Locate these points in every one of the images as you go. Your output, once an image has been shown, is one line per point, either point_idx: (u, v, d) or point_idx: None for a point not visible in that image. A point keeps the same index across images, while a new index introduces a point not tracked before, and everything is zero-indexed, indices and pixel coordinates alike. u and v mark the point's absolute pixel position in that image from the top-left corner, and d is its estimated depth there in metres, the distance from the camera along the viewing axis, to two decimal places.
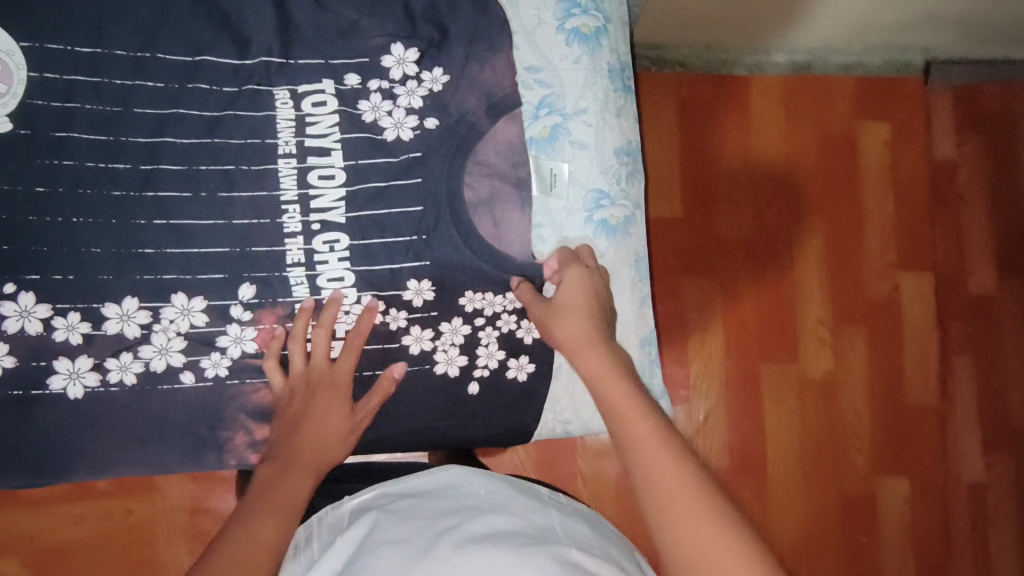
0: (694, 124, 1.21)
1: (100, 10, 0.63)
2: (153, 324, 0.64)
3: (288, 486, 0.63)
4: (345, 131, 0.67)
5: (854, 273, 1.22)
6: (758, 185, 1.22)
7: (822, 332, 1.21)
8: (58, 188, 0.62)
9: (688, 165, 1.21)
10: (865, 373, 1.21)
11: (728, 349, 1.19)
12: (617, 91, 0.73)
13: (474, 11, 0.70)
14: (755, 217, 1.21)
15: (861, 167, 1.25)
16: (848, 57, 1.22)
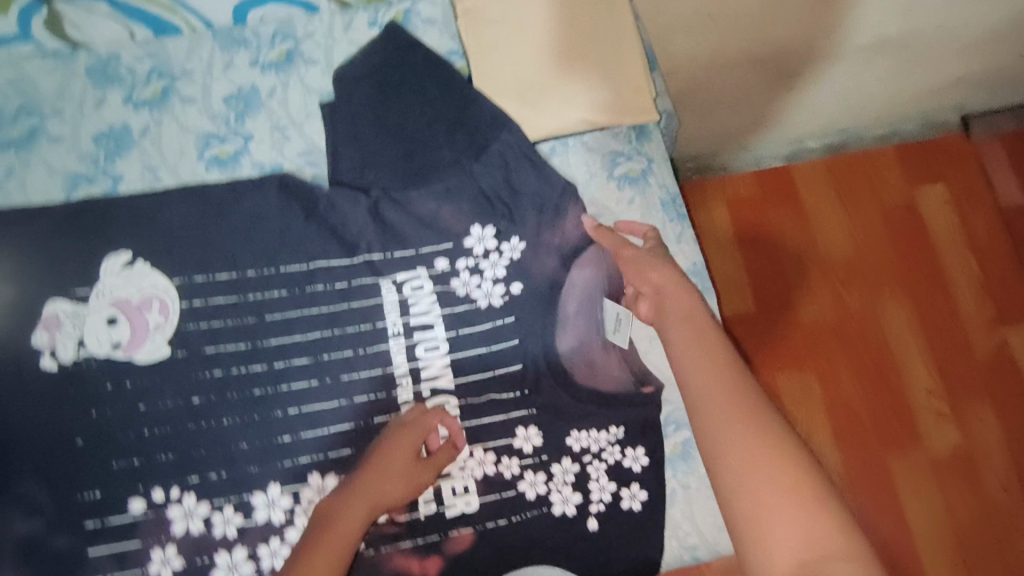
0: (751, 223, 1.30)
1: (235, 243, 0.77)
2: (295, 507, 0.70)
3: (348, 510, 0.66)
4: (444, 307, 0.76)
5: (954, 336, 1.23)
6: (829, 270, 1.27)
7: (937, 402, 1.19)
8: (210, 397, 0.72)
9: (753, 262, 1.28)
10: (1001, 437, 1.17)
11: (842, 435, 1.17)
12: (673, 221, 0.80)
13: (537, 178, 0.79)
14: (834, 301, 1.25)
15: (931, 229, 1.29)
16: (885, 130, 1.31)
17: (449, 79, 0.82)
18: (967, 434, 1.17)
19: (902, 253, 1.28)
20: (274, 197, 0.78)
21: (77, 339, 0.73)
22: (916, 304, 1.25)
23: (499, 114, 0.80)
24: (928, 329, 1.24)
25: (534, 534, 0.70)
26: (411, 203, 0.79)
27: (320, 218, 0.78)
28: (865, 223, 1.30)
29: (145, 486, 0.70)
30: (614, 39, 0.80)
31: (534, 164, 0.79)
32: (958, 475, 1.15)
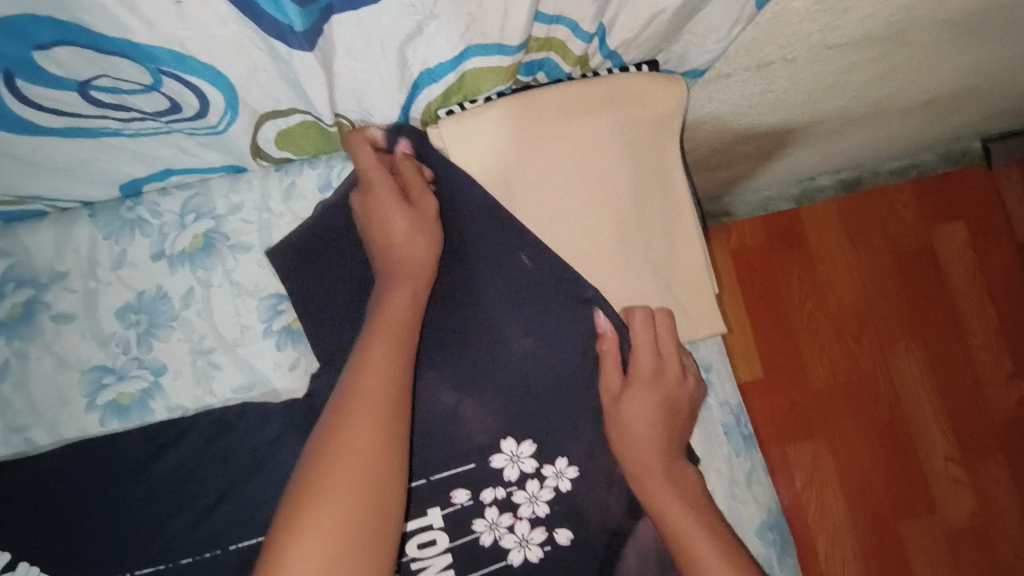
0: (758, 276, 1.25)
1: (155, 522, 0.57)
2: None
3: (315, 553, 0.43)
4: (461, 569, 0.59)
5: (968, 389, 1.20)
6: (841, 322, 1.23)
7: (950, 464, 1.17)
8: None
9: (759, 320, 1.23)
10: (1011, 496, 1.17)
11: (853, 503, 1.16)
12: (741, 455, 0.63)
13: (572, 404, 0.60)
14: (846, 356, 1.22)
15: (947, 268, 1.24)
16: (899, 165, 1.24)
17: (456, 246, 0.60)
18: (979, 495, 1.17)
19: (912, 297, 1.23)
20: (209, 448, 0.59)
21: None
22: (926, 355, 1.21)
23: (512, 317, 0.60)
24: (941, 381, 1.20)
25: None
26: (421, 412, 0.59)
27: (279, 481, 0.58)
28: (876, 266, 1.24)
29: None
30: (662, 220, 0.61)
31: (574, 377, 0.60)
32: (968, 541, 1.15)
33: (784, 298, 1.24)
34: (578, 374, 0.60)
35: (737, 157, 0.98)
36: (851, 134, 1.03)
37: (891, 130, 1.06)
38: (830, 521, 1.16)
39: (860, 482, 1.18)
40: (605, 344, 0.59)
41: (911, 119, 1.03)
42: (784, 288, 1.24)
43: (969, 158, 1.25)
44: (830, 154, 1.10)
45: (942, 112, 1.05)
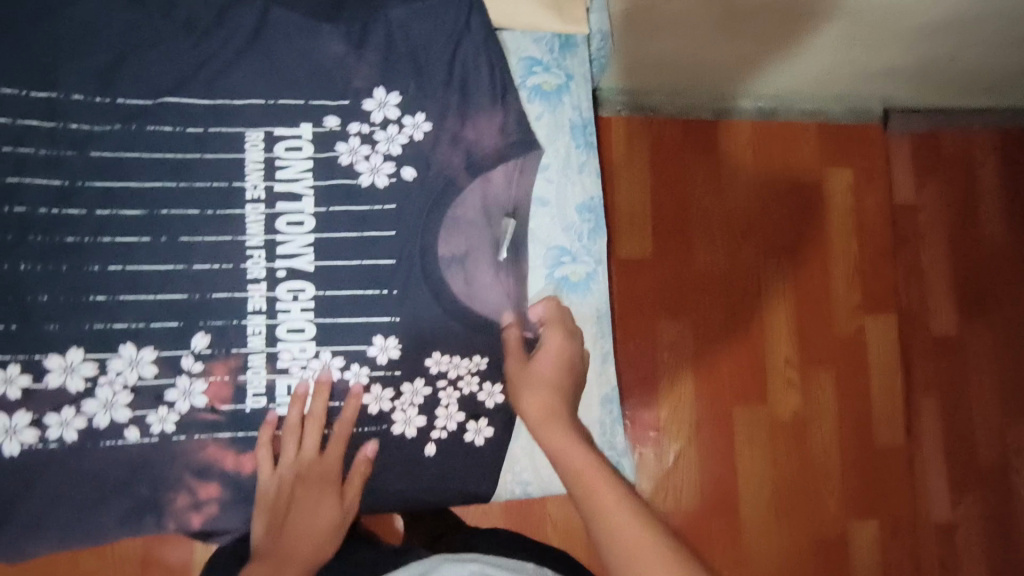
0: (666, 163, 1.16)
1: (53, 54, 0.63)
2: (99, 377, 0.63)
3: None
4: (318, 178, 0.67)
5: (822, 311, 1.18)
6: (723, 224, 1.17)
7: (788, 369, 1.15)
8: (9, 235, 0.61)
9: (655, 202, 1.16)
10: (836, 418, 1.16)
11: (697, 387, 1.14)
12: (579, 148, 0.74)
13: (453, 55, 0.70)
14: (724, 256, 1.16)
15: (829, 192, 1.20)
16: (812, 104, 1.17)
17: None
18: (807, 402, 1.15)
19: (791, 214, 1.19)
20: (121, 7, 0.64)
21: None
22: (791, 271, 1.17)
23: None
24: (797, 299, 1.17)
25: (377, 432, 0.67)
26: (312, 48, 0.68)
27: (178, 52, 0.65)
28: (765, 172, 1.19)
29: None
30: None
31: (454, 36, 0.70)
32: (787, 450, 1.14)
33: (667, 179, 1.16)
34: (466, 32, 0.70)
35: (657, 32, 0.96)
36: (753, 52, 1.01)
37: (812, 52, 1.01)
38: (676, 398, 1.12)
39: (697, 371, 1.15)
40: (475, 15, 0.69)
41: (825, 49, 0.99)
42: (671, 167, 1.16)
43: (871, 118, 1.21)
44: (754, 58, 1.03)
45: (864, 48, 1.00)
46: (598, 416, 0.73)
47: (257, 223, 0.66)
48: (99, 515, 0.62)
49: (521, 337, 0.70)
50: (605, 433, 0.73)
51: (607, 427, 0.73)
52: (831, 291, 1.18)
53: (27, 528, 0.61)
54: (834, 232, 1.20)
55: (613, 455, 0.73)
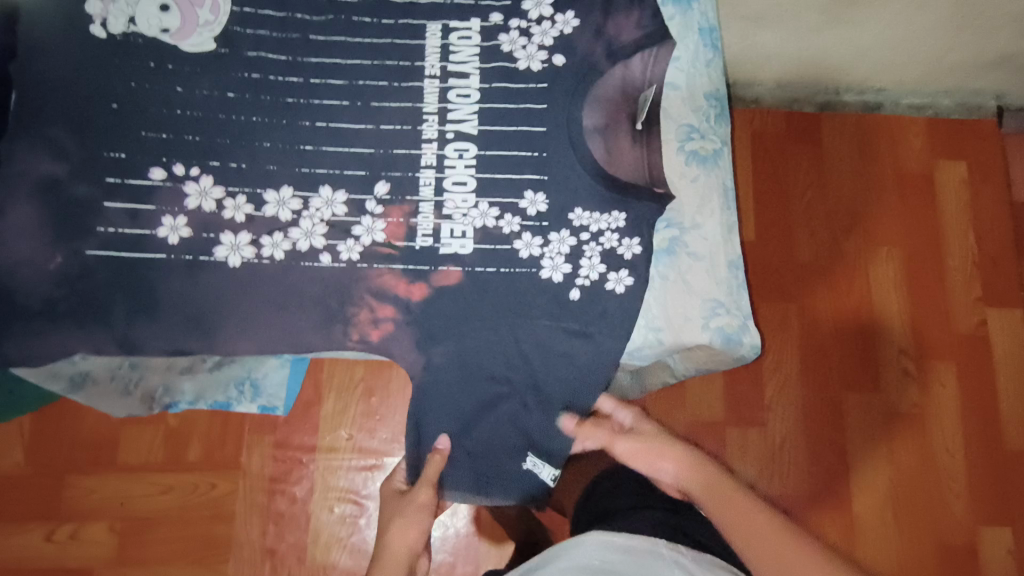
0: (771, 164, 1.35)
1: None
2: (302, 211, 0.75)
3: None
4: (482, 62, 0.80)
5: (942, 305, 1.30)
6: (834, 216, 1.33)
7: (904, 360, 1.27)
8: (246, 94, 0.77)
9: (767, 197, 1.34)
10: (957, 409, 1.26)
11: (807, 370, 1.27)
12: (706, 47, 0.83)
13: None
14: (830, 244, 1.32)
15: (942, 199, 1.34)
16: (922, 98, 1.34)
17: None
18: (925, 394, 1.26)
19: (907, 215, 1.34)
20: None
21: (129, 15, 0.77)
22: (904, 265, 1.31)
23: None
24: (912, 288, 1.31)
25: (522, 276, 0.75)
26: None
27: None
28: (878, 177, 1.35)
29: (168, 160, 0.75)
30: None
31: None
32: (904, 437, 1.24)
33: (788, 179, 1.34)
34: None
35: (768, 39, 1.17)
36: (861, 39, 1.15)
37: (910, 48, 1.17)
38: (787, 376, 1.26)
39: (815, 355, 1.28)
40: None
41: (916, 52, 1.18)
42: (790, 170, 1.35)
43: (984, 113, 1.36)
44: (834, 78, 1.27)
45: (925, 70, 1.24)
46: (726, 277, 0.76)
47: (432, 93, 0.79)
48: (299, 327, 0.73)
49: (653, 193, 0.77)
50: (733, 297, 0.76)
51: (734, 289, 0.76)
52: (949, 287, 1.30)
53: (243, 328, 0.73)
54: (949, 233, 1.33)
55: (740, 315, 0.76)
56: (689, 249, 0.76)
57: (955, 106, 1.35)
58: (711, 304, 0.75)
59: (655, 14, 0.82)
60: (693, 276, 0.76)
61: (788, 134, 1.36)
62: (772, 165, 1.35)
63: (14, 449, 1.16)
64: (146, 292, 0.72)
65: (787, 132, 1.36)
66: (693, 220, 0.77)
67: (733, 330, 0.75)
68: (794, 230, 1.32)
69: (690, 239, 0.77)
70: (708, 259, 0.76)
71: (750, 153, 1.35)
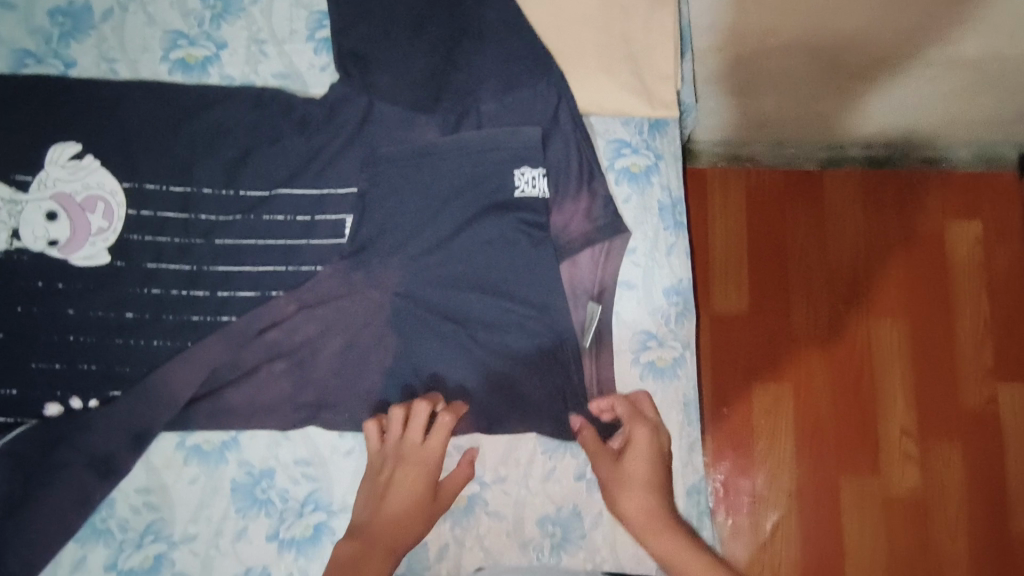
0: (765, 232, 1.12)
1: (189, 155, 0.72)
2: (217, 446, 0.69)
3: None
4: (405, 262, 0.71)
5: (950, 377, 1.07)
6: (832, 277, 1.10)
7: (906, 437, 1.05)
8: (146, 314, 0.69)
9: (760, 275, 1.10)
10: (964, 497, 1.03)
11: (798, 453, 1.04)
12: (668, 230, 0.73)
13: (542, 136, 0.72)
14: (827, 308, 1.10)
15: (955, 256, 1.11)
16: (930, 152, 1.11)
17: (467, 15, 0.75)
18: (927, 477, 1.03)
19: (915, 272, 1.11)
20: (247, 112, 0.73)
21: (11, 228, 0.69)
22: (910, 334, 1.09)
23: (502, 66, 0.73)
24: (917, 362, 1.08)
25: (471, 493, 0.70)
26: (409, 140, 0.73)
27: (294, 148, 0.73)
28: (882, 232, 1.12)
29: (63, 393, 0.67)
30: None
31: (544, 132, 0.72)
32: (904, 525, 1.02)
33: (781, 233, 1.12)
34: (558, 120, 0.72)
35: (762, 84, 0.96)
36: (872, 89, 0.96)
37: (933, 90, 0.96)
38: (771, 456, 1.04)
39: (806, 434, 1.05)
40: (561, 120, 0.72)
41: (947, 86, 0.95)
42: (784, 222, 1.12)
43: (1002, 167, 1.13)
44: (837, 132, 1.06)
45: (943, 121, 1.03)
46: (685, 507, 0.69)
47: (355, 301, 0.71)
48: (215, 569, 0.66)
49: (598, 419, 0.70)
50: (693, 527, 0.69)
51: (696, 519, 0.69)
52: (958, 357, 1.07)
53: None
54: (961, 294, 1.10)
55: None
56: None
57: (972, 160, 1.13)
58: None
59: (606, 197, 0.72)
60: None
61: (783, 187, 1.13)
62: (764, 219, 1.12)
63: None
64: (42, 549, 0.65)
65: (782, 186, 1.13)
66: None
67: None
68: (789, 290, 1.10)
69: None
70: None
71: (743, 207, 1.13)
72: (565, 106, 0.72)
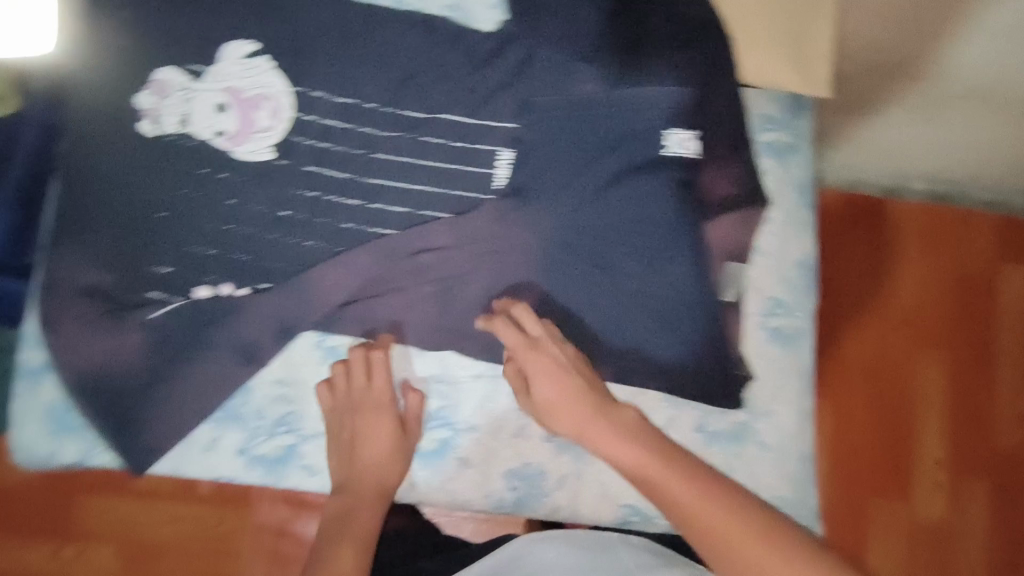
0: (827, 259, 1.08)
1: (357, 69, 0.74)
2: (355, 353, 0.71)
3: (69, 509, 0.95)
4: (553, 201, 0.74)
5: (984, 420, 1.06)
6: (883, 310, 1.07)
7: (937, 476, 1.04)
8: (300, 215, 0.71)
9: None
10: (985, 537, 1.03)
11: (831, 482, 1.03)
12: (803, 206, 0.76)
13: (700, 96, 0.73)
14: (875, 340, 1.07)
15: (1004, 299, 1.09)
16: (991, 195, 1.08)
17: None
18: (953, 514, 1.03)
19: (964, 312, 1.08)
20: (416, 35, 0.75)
21: (182, 114, 0.71)
22: (952, 374, 1.07)
23: (667, 24, 0.74)
24: (956, 403, 1.06)
25: None
26: (570, 84, 0.75)
27: (457, 76, 0.74)
28: (937, 268, 1.09)
29: (214, 277, 0.69)
30: None
31: (702, 92, 0.73)
32: (926, 561, 1.02)
33: (838, 256, 1.08)
34: (716, 84, 0.74)
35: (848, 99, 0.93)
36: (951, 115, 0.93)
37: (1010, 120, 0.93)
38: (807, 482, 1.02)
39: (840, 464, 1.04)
40: (721, 84, 0.74)
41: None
42: (842, 247, 1.08)
43: None
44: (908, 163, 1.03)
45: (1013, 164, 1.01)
46: (794, 473, 0.71)
47: (498, 232, 0.73)
48: (341, 467, 0.70)
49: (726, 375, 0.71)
50: (799, 492, 0.71)
51: (802, 485, 0.71)
52: (994, 401, 1.06)
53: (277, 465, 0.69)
54: (1005, 337, 1.08)
55: (805, 515, 0.71)
56: (759, 440, 0.71)
57: None
58: (778, 506, 0.71)
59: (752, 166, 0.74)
60: (760, 473, 0.71)
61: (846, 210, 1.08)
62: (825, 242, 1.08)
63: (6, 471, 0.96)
64: (180, 421, 0.68)
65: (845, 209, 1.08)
66: (766, 408, 0.72)
67: None
68: (840, 317, 1.06)
69: (762, 427, 0.71)
70: (779, 453, 0.71)
71: None
72: (724, 71, 0.74)
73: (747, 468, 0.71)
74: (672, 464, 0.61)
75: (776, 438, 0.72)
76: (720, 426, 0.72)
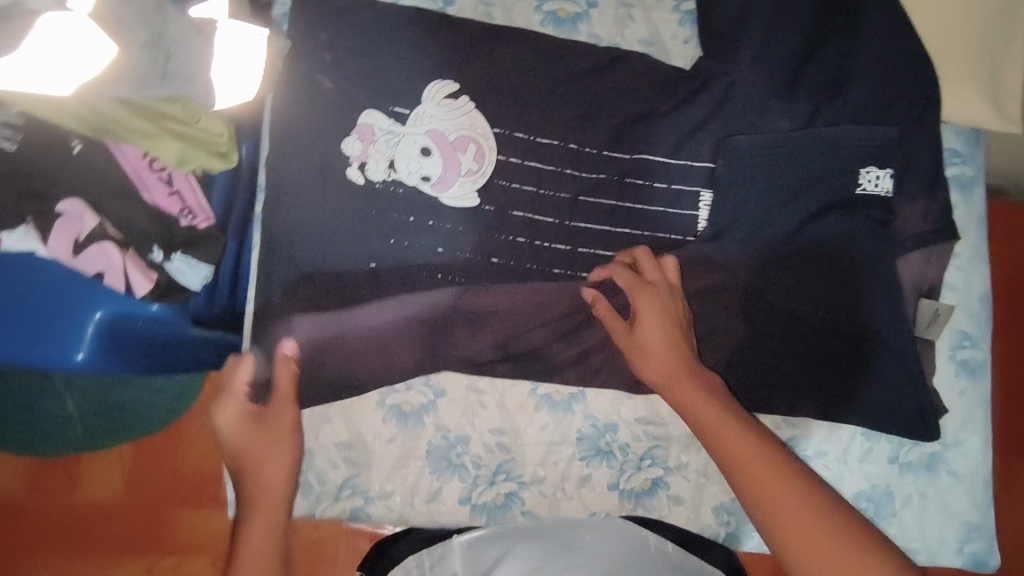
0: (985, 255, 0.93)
1: (559, 109, 0.73)
2: (565, 399, 0.72)
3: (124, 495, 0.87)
4: (754, 240, 0.74)
5: None
6: None
7: None
8: (509, 262, 0.70)
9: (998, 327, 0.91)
10: None
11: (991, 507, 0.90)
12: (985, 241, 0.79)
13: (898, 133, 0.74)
14: None
15: None
16: None
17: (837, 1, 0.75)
18: None
19: None
20: (615, 73, 0.74)
21: (388, 159, 0.69)
22: None
23: (862, 61, 0.75)
24: None
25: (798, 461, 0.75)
26: (768, 123, 0.75)
27: (658, 116, 0.74)
28: None
29: (426, 328, 0.69)
30: None
31: (900, 131, 0.75)
32: None
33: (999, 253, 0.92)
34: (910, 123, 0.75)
35: None
36: None
37: None
38: None
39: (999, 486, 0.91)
40: (914, 123, 0.75)
41: None
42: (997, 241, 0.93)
43: None
44: None
45: None
46: (981, 497, 0.77)
47: (702, 276, 0.74)
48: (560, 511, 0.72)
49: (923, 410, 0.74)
50: (983, 513, 0.77)
51: (986, 507, 0.77)
52: None
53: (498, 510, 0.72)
54: None
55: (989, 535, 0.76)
56: (949, 467, 0.76)
57: None
58: (966, 529, 0.76)
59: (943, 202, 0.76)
60: (948, 497, 0.76)
61: None
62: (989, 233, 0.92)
63: (112, 478, 0.89)
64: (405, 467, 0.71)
65: None
66: (956, 437, 0.77)
67: (984, 554, 0.76)
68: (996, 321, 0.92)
69: (951, 456, 0.76)
70: (966, 479, 0.77)
71: None
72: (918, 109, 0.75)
73: (936, 492, 0.76)
74: (788, 472, 0.57)
75: (963, 463, 0.76)
76: (913, 456, 0.76)
